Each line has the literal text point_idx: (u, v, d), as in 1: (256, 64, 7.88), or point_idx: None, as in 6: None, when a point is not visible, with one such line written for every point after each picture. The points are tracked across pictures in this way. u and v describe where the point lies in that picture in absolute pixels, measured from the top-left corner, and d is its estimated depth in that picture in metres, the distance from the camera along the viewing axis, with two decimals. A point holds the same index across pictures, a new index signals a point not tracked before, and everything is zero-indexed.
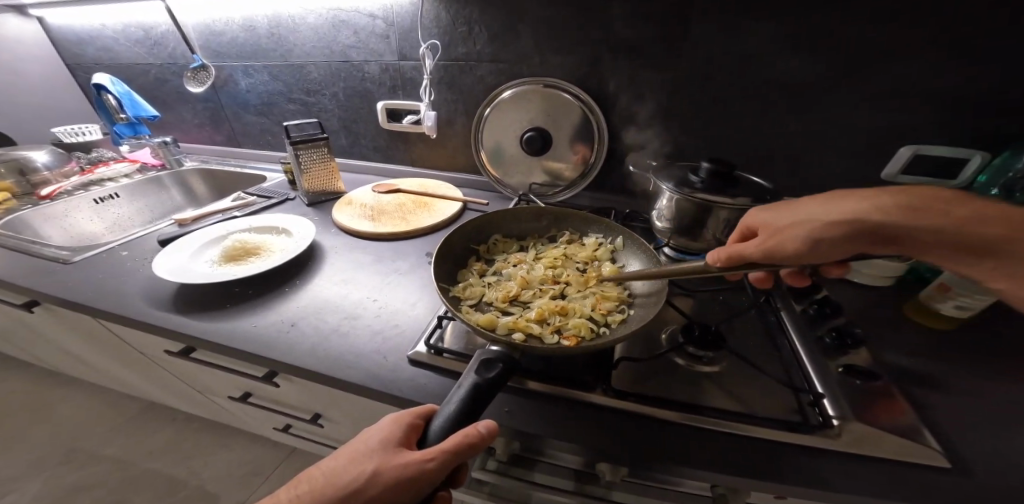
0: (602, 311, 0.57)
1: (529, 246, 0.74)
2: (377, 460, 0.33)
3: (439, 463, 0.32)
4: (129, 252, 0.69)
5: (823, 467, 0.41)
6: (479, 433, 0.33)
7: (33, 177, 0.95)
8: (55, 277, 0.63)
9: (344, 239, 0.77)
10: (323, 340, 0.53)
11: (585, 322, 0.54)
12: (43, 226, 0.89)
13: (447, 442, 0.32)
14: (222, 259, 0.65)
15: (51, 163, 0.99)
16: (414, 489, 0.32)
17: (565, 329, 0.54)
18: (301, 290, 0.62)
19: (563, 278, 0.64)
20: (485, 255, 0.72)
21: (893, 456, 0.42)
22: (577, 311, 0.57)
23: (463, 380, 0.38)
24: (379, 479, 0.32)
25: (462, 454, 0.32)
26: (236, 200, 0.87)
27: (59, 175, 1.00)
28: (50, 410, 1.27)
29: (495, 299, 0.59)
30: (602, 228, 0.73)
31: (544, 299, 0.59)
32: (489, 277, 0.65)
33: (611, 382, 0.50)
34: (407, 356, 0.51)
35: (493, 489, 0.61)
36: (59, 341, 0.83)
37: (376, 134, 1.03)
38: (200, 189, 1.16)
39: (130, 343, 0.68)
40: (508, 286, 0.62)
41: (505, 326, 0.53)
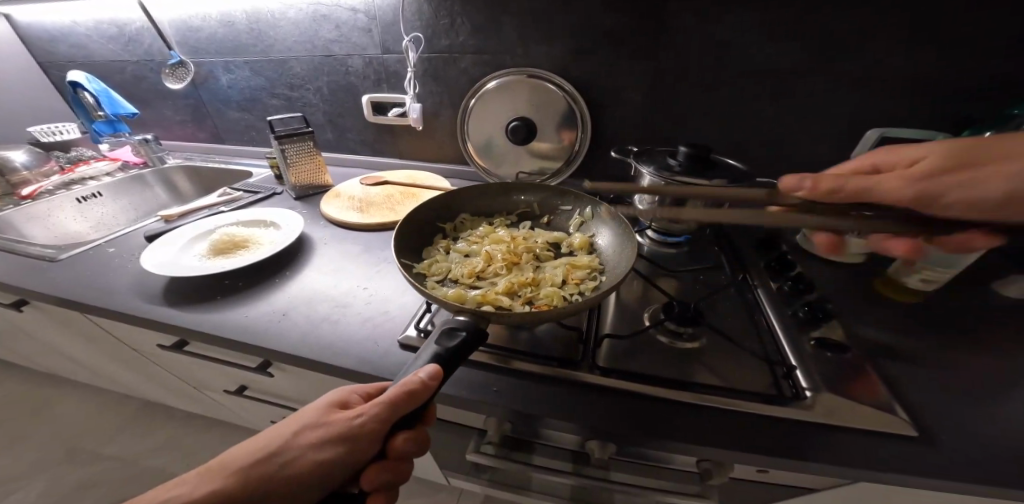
0: (574, 281, 0.57)
1: (498, 223, 0.71)
2: (321, 414, 0.37)
3: (372, 416, 0.34)
4: (116, 248, 0.69)
5: (795, 438, 0.44)
6: (418, 380, 0.35)
7: (13, 177, 0.93)
8: (43, 275, 0.62)
9: (334, 231, 0.77)
10: (315, 328, 0.54)
11: (556, 292, 0.53)
12: (27, 227, 0.87)
13: (384, 396, 0.35)
14: (210, 253, 0.65)
15: (30, 163, 0.96)
16: (347, 447, 0.34)
17: (536, 300, 0.53)
18: (292, 280, 0.63)
19: (533, 247, 0.62)
20: (451, 233, 0.68)
21: (864, 425, 0.44)
22: (547, 281, 0.56)
23: (427, 350, 0.40)
24: (316, 434, 0.35)
25: (402, 402, 0.34)
26: (222, 196, 0.85)
27: (39, 175, 0.97)
28: (43, 414, 1.25)
29: (461, 276, 0.57)
30: (570, 200, 0.72)
31: (511, 272, 0.57)
32: (456, 253, 0.62)
33: (597, 360, 0.52)
34: (398, 341, 0.52)
35: (493, 475, 0.67)
36: (51, 342, 0.82)
37: (362, 128, 1.03)
38: (185, 186, 1.14)
39: (120, 338, 0.68)
40: (474, 262, 0.59)
41: (475, 299, 0.51)
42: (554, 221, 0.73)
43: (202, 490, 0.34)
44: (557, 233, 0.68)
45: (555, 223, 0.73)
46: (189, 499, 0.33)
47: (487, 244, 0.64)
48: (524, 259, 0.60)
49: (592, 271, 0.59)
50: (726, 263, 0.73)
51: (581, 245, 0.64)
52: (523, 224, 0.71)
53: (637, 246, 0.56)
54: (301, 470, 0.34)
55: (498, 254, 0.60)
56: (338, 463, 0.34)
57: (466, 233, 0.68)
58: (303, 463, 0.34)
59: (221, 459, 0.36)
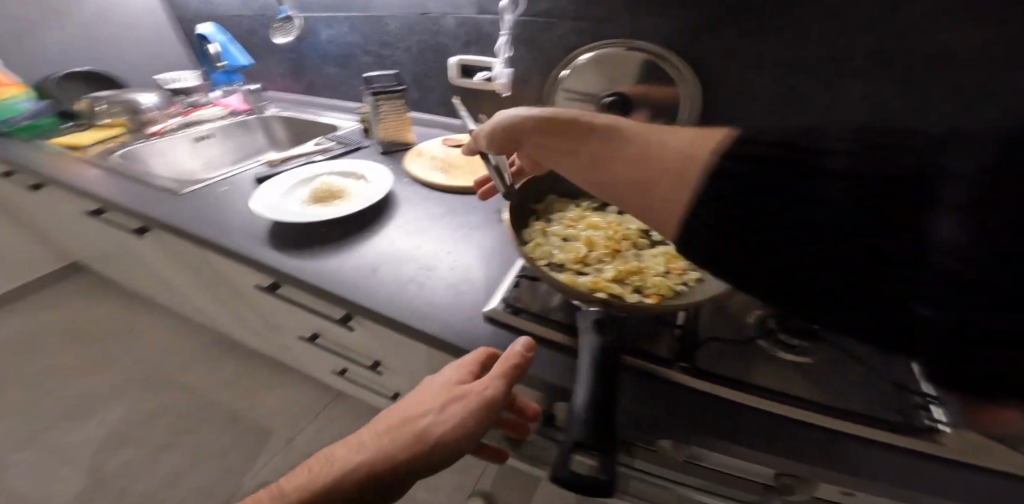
0: (676, 270, 0.51)
1: (587, 207, 0.61)
2: (445, 391, 0.39)
3: (494, 388, 0.38)
4: (228, 187, 0.73)
5: (920, 479, 0.37)
6: (523, 354, 0.39)
7: (142, 116, 1.03)
8: (165, 203, 0.68)
9: (417, 189, 0.77)
10: (403, 286, 0.54)
11: (665, 281, 0.49)
12: (150, 161, 0.98)
13: (498, 371, 0.39)
14: (310, 199, 0.67)
15: (159, 105, 1.06)
16: (481, 413, 0.37)
17: (644, 288, 0.49)
18: (378, 236, 0.63)
19: (629, 233, 0.56)
20: (543, 214, 0.60)
21: (1008, 470, 0.36)
22: (650, 269, 0.51)
23: (583, 344, 0.36)
24: (453, 406, 0.37)
25: (516, 372, 0.39)
26: (318, 145, 0.89)
27: (165, 115, 1.07)
28: (144, 332, 1.44)
29: (565, 261, 0.51)
30: None
31: (616, 259, 0.52)
32: (553, 235, 0.55)
33: (692, 359, 0.47)
34: (483, 312, 0.50)
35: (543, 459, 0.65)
36: (158, 269, 0.91)
37: (446, 91, 1.01)
38: (280, 134, 1.16)
39: (220, 272, 0.73)
40: (576, 246, 0.53)
41: (587, 285, 0.47)
42: None
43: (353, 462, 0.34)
44: None
45: None
46: (352, 473, 0.34)
47: (583, 226, 0.56)
48: (625, 246, 0.54)
49: (691, 261, 0.52)
50: None
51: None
52: (611, 209, 0.62)
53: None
54: (453, 443, 0.36)
55: (599, 239, 0.54)
56: (473, 428, 0.37)
57: (557, 214, 0.59)
58: (437, 432, 0.36)
59: (359, 435, 0.37)
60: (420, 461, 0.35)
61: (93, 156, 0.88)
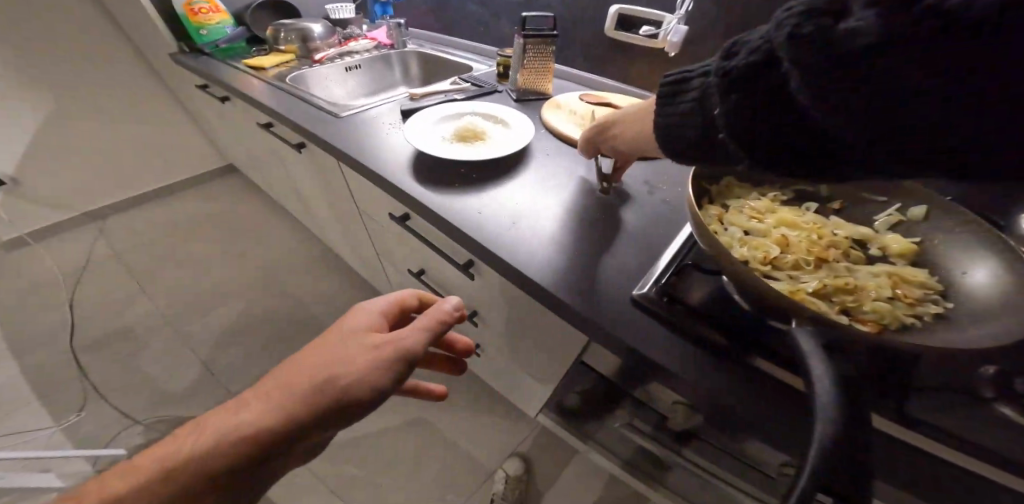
0: (908, 299, 0.38)
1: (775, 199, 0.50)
2: (361, 339, 0.40)
3: (414, 339, 0.40)
4: (381, 115, 0.74)
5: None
6: (449, 311, 0.43)
7: (310, 45, 1.08)
8: (321, 122, 0.70)
9: (552, 143, 0.70)
10: (543, 246, 0.50)
11: (892, 308, 0.37)
12: (311, 85, 1.04)
13: (419, 324, 0.41)
14: (452, 137, 0.65)
15: (323, 35, 1.10)
16: (400, 364, 0.38)
17: (856, 312, 0.38)
18: (514, 185, 0.59)
19: (837, 240, 0.44)
20: (717, 197, 0.50)
21: None
22: (866, 289, 0.39)
23: (811, 364, 0.28)
24: (366, 356, 0.38)
25: (437, 326, 0.42)
26: (454, 84, 0.86)
27: (326, 46, 1.11)
28: (268, 237, 1.65)
29: (747, 256, 0.42)
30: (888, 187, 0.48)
31: (820, 269, 0.41)
32: (733, 223, 0.46)
33: (910, 403, 0.34)
34: (632, 294, 0.44)
35: (634, 449, 0.61)
36: (297, 182, 1.00)
37: (594, 41, 0.90)
38: (414, 71, 1.18)
39: (353, 194, 0.77)
40: (762, 242, 0.43)
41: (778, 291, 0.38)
42: (848, 211, 0.50)
43: (267, 420, 0.34)
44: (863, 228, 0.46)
45: (849, 215, 0.49)
46: (270, 426, 0.34)
47: (773, 221, 0.46)
48: (832, 255, 0.42)
49: (928, 291, 0.38)
50: None
51: (906, 251, 0.42)
52: (807, 206, 0.50)
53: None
54: (372, 395, 0.37)
55: (796, 240, 0.43)
56: (394, 379, 0.38)
57: (736, 200, 0.49)
58: (360, 384, 0.36)
59: (266, 390, 0.36)
60: (329, 408, 0.35)
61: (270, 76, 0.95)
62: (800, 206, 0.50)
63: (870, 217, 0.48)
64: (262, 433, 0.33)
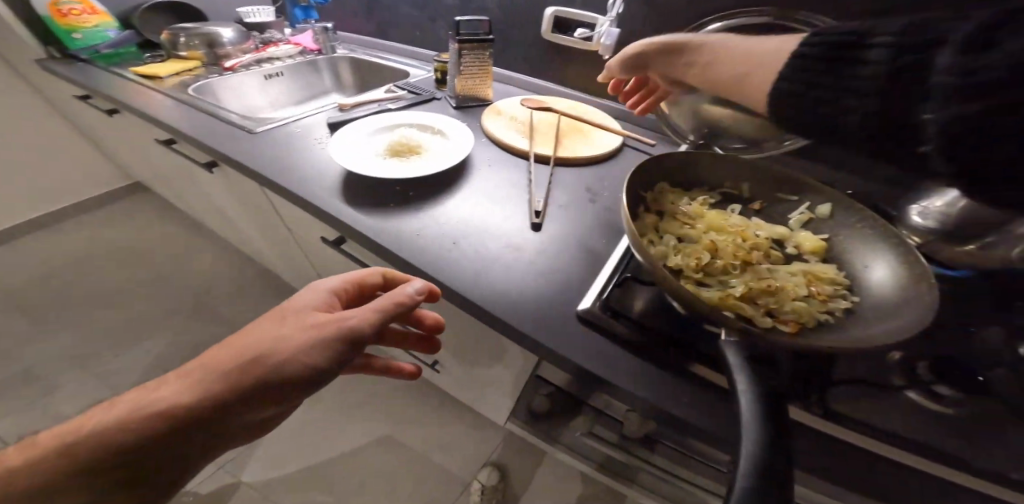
0: (821, 295, 0.41)
1: (704, 202, 0.52)
2: (306, 317, 0.36)
3: (363, 320, 0.36)
4: (301, 129, 0.67)
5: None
6: (409, 295, 0.38)
7: (219, 51, 0.98)
8: (233, 141, 0.63)
9: (496, 152, 0.68)
10: (487, 267, 0.48)
11: (808, 308, 0.40)
12: (223, 94, 0.93)
13: (373, 304, 0.37)
14: (385, 152, 0.61)
15: (235, 40, 1.00)
16: (343, 348, 0.35)
17: (778, 313, 0.40)
18: (455, 202, 0.56)
19: (759, 242, 0.46)
20: (653, 205, 0.51)
21: None
22: (787, 291, 0.42)
23: (735, 383, 0.30)
24: (306, 335, 0.34)
25: (392, 309, 0.38)
26: (388, 92, 0.81)
27: (239, 52, 1.02)
28: (196, 260, 1.49)
29: (683, 267, 0.43)
30: (800, 185, 0.51)
31: (746, 272, 0.43)
32: (668, 234, 0.47)
33: (820, 394, 0.38)
34: (577, 310, 0.44)
35: (593, 452, 0.62)
36: (219, 202, 0.90)
37: (534, 44, 0.89)
38: (347, 77, 1.11)
39: (282, 216, 0.70)
40: (696, 250, 0.44)
41: (712, 301, 0.39)
42: (767, 209, 0.53)
43: (198, 393, 0.32)
44: (778, 226, 0.50)
45: (768, 212, 0.53)
46: (198, 398, 0.32)
47: (703, 227, 0.47)
48: (756, 257, 0.45)
49: (838, 287, 0.42)
50: None
51: (817, 249, 0.46)
52: (732, 207, 0.52)
53: (928, 273, 0.36)
54: (307, 375, 0.33)
55: (725, 246, 0.45)
56: (334, 364, 0.34)
57: (670, 207, 0.50)
58: (294, 368, 0.33)
59: (209, 360, 0.34)
60: (259, 386, 0.33)
61: (170, 86, 0.84)
62: (727, 208, 0.52)
63: (784, 216, 0.52)
64: (188, 406, 0.31)
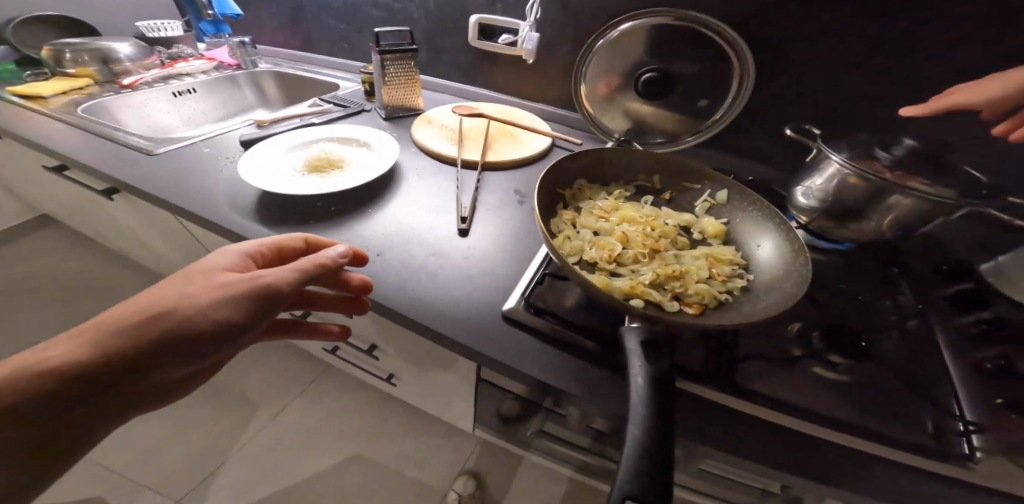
0: (721, 276, 0.45)
1: (619, 196, 0.55)
2: (216, 276, 0.35)
3: (279, 280, 0.35)
4: (210, 148, 0.65)
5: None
6: (331, 257, 0.38)
7: (116, 67, 0.92)
8: (134, 165, 0.59)
9: (426, 161, 0.69)
10: (412, 276, 0.48)
11: (709, 289, 0.43)
12: (124, 114, 0.87)
13: (290, 265, 0.36)
14: (304, 168, 0.59)
15: (134, 55, 0.94)
16: (255, 307, 0.35)
17: (684, 295, 0.43)
18: (381, 214, 0.56)
19: (667, 229, 0.50)
20: (571, 202, 0.53)
21: None
22: (692, 274, 0.45)
23: (632, 368, 0.31)
24: (214, 294, 0.33)
25: (311, 270, 0.37)
26: (313, 107, 0.79)
27: (141, 67, 0.96)
28: (123, 295, 1.37)
29: (597, 259, 0.45)
30: (701, 174, 0.56)
31: (654, 259, 0.46)
32: (584, 228, 0.49)
33: (728, 374, 0.41)
34: (501, 310, 0.45)
35: (542, 448, 0.63)
36: (133, 230, 0.84)
37: (463, 52, 0.90)
38: (273, 92, 1.08)
39: (200, 240, 0.66)
40: (609, 242, 0.47)
41: (622, 289, 0.41)
42: (677, 198, 0.57)
43: (86, 353, 0.30)
44: (686, 214, 0.54)
45: (677, 202, 0.57)
46: (86, 358, 0.30)
47: (617, 220, 0.50)
48: (663, 244, 0.48)
49: (735, 267, 0.46)
50: (894, 281, 0.56)
51: (718, 233, 0.50)
52: (645, 199, 0.56)
53: (805, 250, 0.42)
54: (222, 332, 0.33)
55: (635, 236, 0.48)
56: (245, 323, 0.34)
57: (587, 203, 0.53)
58: (198, 326, 0.32)
59: (99, 319, 0.32)
60: (164, 343, 0.32)
61: (55, 107, 0.76)
62: (640, 201, 0.56)
63: (691, 205, 0.56)
64: (74, 367, 0.30)
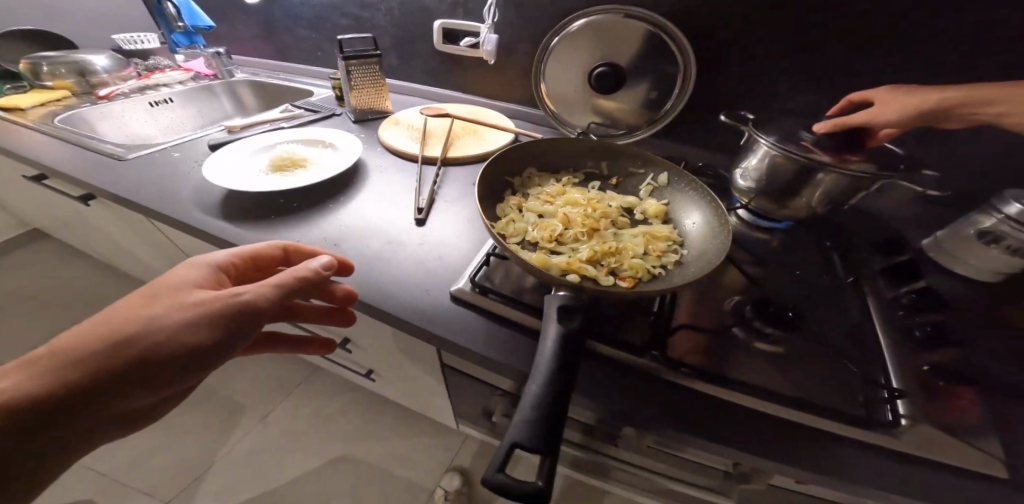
0: (656, 252, 0.48)
1: (567, 182, 0.58)
2: (191, 293, 0.36)
3: (260, 298, 0.36)
4: (180, 154, 0.68)
5: (889, 473, 0.36)
6: (313, 271, 0.38)
7: (93, 79, 0.96)
8: (106, 170, 0.63)
9: (390, 159, 0.72)
10: (366, 263, 0.51)
11: (643, 263, 0.46)
12: (100, 125, 0.90)
13: (271, 281, 0.37)
14: (268, 168, 0.63)
15: (110, 67, 0.98)
16: (237, 325, 0.35)
17: (620, 270, 0.46)
18: (342, 209, 0.59)
19: (609, 211, 0.53)
20: (520, 189, 0.56)
21: (962, 464, 0.36)
22: (628, 251, 0.48)
23: (546, 332, 0.32)
24: (191, 314, 0.34)
25: (294, 285, 0.38)
26: (284, 112, 0.83)
27: (117, 79, 1.00)
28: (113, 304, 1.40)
29: (539, 239, 0.48)
30: (645, 160, 0.59)
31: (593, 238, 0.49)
32: (529, 212, 0.52)
33: (665, 348, 0.43)
34: (450, 292, 0.48)
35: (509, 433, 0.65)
36: (114, 237, 0.87)
37: (430, 56, 0.94)
38: (249, 100, 1.11)
39: (173, 240, 0.69)
40: (551, 224, 0.50)
41: (559, 266, 0.44)
42: (623, 184, 0.60)
43: (59, 378, 0.30)
44: (629, 197, 0.57)
45: (624, 187, 0.60)
46: (60, 385, 0.30)
47: (561, 204, 0.53)
48: (603, 224, 0.51)
49: (671, 242, 0.49)
50: (831, 257, 0.59)
51: (657, 212, 0.53)
52: (592, 185, 0.59)
53: (727, 225, 0.45)
54: (198, 353, 0.34)
55: (577, 217, 0.51)
56: (227, 342, 0.35)
57: (535, 189, 0.56)
58: (179, 346, 0.33)
59: (64, 342, 0.31)
60: (142, 365, 0.32)
61: (34, 119, 0.80)
62: (587, 186, 0.59)
63: (636, 189, 0.59)
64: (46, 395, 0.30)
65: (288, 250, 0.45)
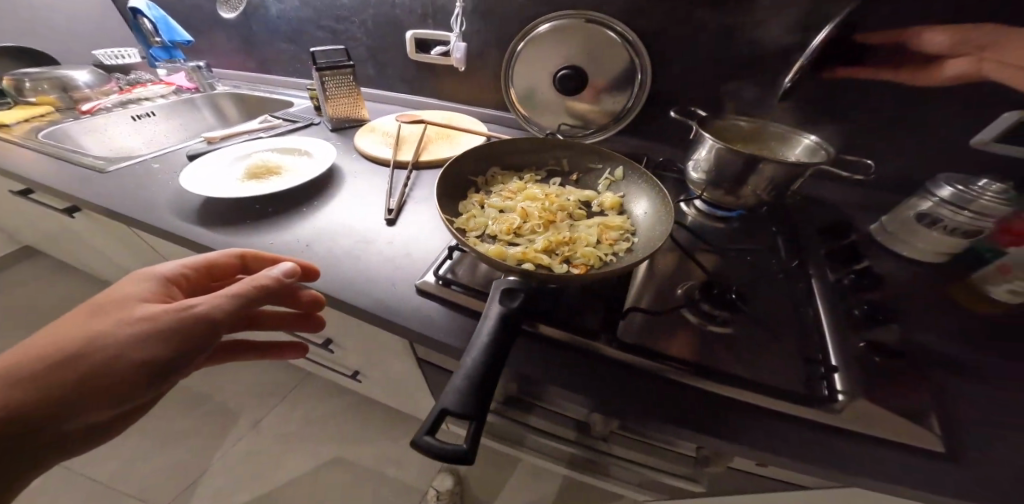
0: (609, 241, 0.51)
1: (529, 179, 0.62)
2: (143, 307, 0.37)
3: (213, 308, 0.37)
4: (159, 164, 0.71)
5: (819, 443, 0.37)
6: (268, 280, 0.39)
7: (75, 94, 0.99)
8: (88, 182, 0.65)
9: (365, 165, 0.75)
10: (335, 262, 0.53)
11: (594, 251, 0.49)
12: (84, 139, 0.93)
13: (225, 291, 0.38)
14: (245, 176, 0.66)
15: (92, 82, 1.02)
16: (188, 337, 0.36)
17: (573, 259, 0.49)
18: (316, 212, 0.62)
19: (566, 204, 0.56)
20: (483, 187, 0.60)
21: (896, 437, 0.38)
22: (583, 241, 0.51)
23: (490, 311, 0.35)
24: (143, 327, 0.35)
25: (249, 295, 0.39)
26: (263, 123, 0.86)
27: (99, 93, 1.03)
28: None
29: (498, 232, 0.51)
30: (601, 156, 0.62)
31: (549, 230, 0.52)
32: (491, 207, 0.55)
33: (617, 332, 0.46)
34: (415, 285, 0.50)
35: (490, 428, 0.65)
36: (100, 248, 0.89)
37: (404, 65, 0.98)
38: (231, 112, 1.15)
39: (155, 248, 0.72)
40: (510, 218, 0.53)
41: (515, 256, 0.47)
42: (583, 180, 0.63)
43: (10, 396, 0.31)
44: (588, 191, 0.60)
45: (584, 182, 0.63)
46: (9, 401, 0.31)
47: (521, 199, 0.56)
48: (560, 217, 0.54)
49: (623, 232, 0.53)
50: (781, 244, 0.62)
51: (612, 204, 0.56)
52: (553, 181, 0.62)
53: (670, 212, 0.49)
54: (150, 365, 0.34)
55: (535, 210, 0.54)
56: (179, 354, 0.35)
57: (498, 187, 0.59)
58: (129, 359, 0.34)
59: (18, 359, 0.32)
60: (93, 377, 0.33)
61: (18, 135, 0.82)
62: (549, 182, 0.62)
63: (595, 184, 0.62)
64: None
65: (246, 257, 0.47)
